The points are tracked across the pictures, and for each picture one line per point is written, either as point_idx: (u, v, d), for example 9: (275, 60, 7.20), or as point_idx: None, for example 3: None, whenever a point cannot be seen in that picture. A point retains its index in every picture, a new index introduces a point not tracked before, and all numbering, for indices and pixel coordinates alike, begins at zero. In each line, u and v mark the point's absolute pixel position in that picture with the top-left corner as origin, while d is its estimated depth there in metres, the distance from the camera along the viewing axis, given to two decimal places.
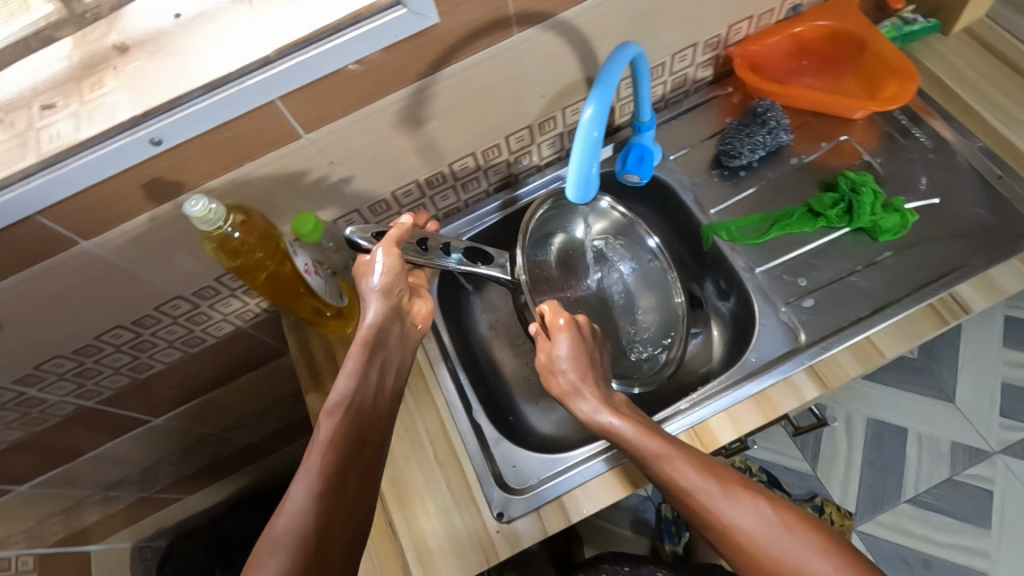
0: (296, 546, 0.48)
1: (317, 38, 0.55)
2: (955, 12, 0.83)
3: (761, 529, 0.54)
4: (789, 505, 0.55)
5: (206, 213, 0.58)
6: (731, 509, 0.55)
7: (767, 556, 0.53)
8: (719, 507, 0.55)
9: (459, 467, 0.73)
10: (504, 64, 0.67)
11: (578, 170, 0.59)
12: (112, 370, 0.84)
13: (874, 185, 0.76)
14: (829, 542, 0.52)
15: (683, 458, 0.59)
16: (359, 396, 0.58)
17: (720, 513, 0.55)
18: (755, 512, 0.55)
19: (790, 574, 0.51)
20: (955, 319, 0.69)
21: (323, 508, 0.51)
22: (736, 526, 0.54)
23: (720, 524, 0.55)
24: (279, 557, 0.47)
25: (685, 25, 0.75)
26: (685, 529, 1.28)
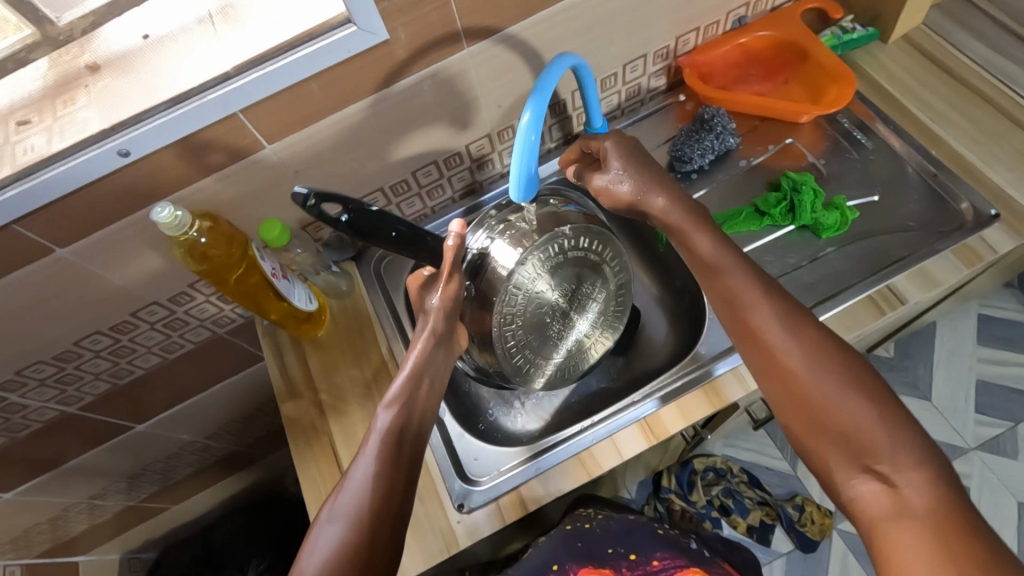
0: (353, 521, 0.57)
1: (274, 55, 0.59)
2: (892, 21, 0.88)
3: (801, 360, 0.55)
4: (845, 352, 0.55)
5: (173, 219, 0.61)
6: (783, 339, 0.57)
7: (820, 392, 0.53)
8: (769, 338, 0.57)
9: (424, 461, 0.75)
10: (457, 77, 0.72)
11: (519, 170, 0.62)
12: (92, 377, 0.88)
13: (813, 185, 0.80)
14: (868, 389, 0.52)
15: (762, 299, 0.60)
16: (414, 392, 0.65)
17: (774, 345, 0.57)
18: (800, 344, 0.56)
19: (823, 405, 0.53)
20: (892, 310, 0.73)
21: (377, 489, 0.59)
22: (780, 349, 0.56)
23: (769, 347, 0.57)
24: (339, 525, 0.56)
25: (632, 37, 0.80)
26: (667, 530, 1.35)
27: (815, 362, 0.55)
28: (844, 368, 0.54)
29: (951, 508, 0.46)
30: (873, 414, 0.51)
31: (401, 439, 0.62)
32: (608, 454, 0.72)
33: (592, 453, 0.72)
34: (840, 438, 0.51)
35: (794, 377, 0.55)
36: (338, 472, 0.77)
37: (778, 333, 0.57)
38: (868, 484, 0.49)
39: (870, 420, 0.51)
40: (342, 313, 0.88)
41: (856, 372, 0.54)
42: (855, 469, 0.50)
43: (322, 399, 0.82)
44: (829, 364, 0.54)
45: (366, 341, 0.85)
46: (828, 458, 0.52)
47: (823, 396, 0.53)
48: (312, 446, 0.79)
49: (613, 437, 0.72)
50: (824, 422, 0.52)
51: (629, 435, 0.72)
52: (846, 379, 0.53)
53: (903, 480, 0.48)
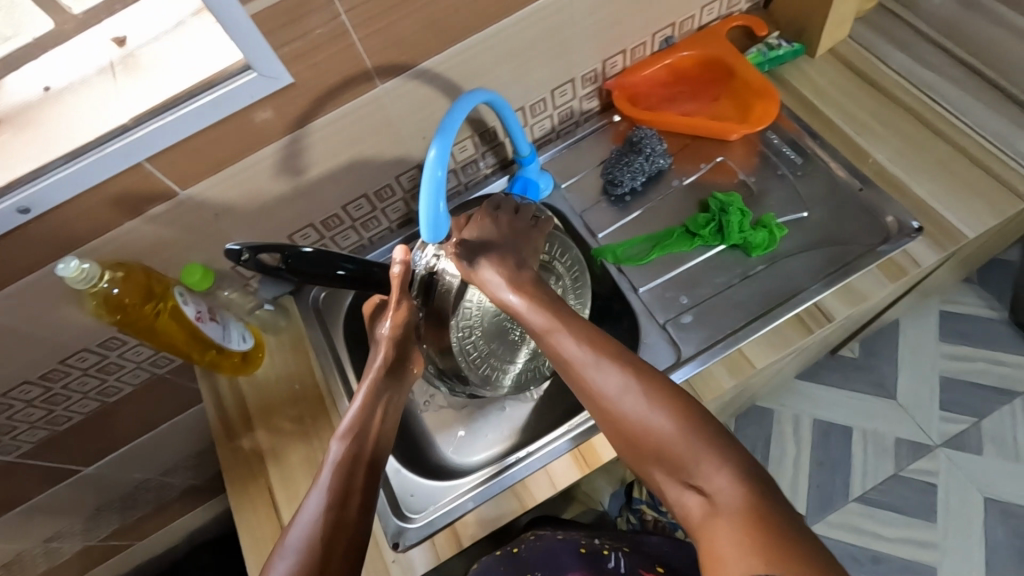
0: (302, 556, 0.53)
1: (174, 104, 0.59)
2: (817, 35, 0.89)
3: (621, 395, 0.56)
4: (660, 376, 0.57)
5: (79, 272, 0.61)
6: (605, 375, 0.57)
7: (631, 412, 0.55)
8: (581, 363, 0.58)
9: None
10: (374, 113, 0.71)
11: (426, 206, 0.62)
12: (28, 425, 0.86)
13: (740, 205, 0.80)
14: (681, 406, 0.55)
15: (571, 334, 0.60)
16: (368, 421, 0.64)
17: (585, 372, 0.58)
18: (622, 374, 0.56)
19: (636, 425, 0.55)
20: (819, 327, 0.74)
21: (327, 521, 0.55)
22: (599, 385, 0.57)
23: (596, 389, 0.57)
24: (289, 560, 0.53)
25: (555, 64, 0.80)
26: None
27: (637, 392, 0.56)
28: (654, 384, 0.56)
29: (762, 503, 0.48)
30: (684, 429, 0.53)
31: (355, 466, 0.60)
32: (542, 485, 0.72)
33: (527, 485, 0.72)
34: (654, 454, 0.54)
35: (608, 400, 0.56)
36: (276, 515, 0.77)
37: (592, 361, 0.58)
38: (690, 496, 0.52)
39: (675, 433, 0.53)
40: (279, 349, 0.87)
41: (660, 387, 0.56)
42: (676, 482, 0.53)
43: (258, 440, 0.81)
44: (639, 384, 0.56)
45: (303, 379, 0.85)
46: (658, 479, 0.54)
47: (640, 426, 0.55)
48: (250, 489, 0.79)
49: (547, 468, 0.72)
50: (641, 439, 0.54)
51: (563, 465, 0.72)
52: (655, 396, 0.55)
53: (715, 485, 0.50)
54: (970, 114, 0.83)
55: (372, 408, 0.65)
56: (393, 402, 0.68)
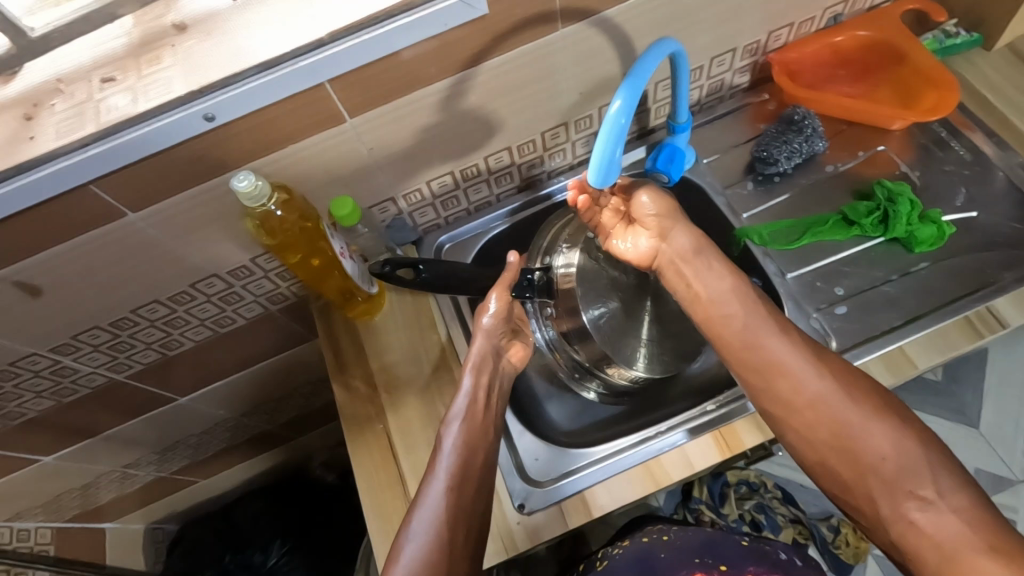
0: (429, 541, 0.60)
1: (370, 23, 0.56)
2: (998, 27, 0.83)
3: (831, 401, 0.62)
4: (868, 391, 0.62)
5: (253, 189, 0.59)
6: (815, 384, 0.63)
7: (850, 420, 0.61)
8: (790, 366, 0.64)
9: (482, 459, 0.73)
10: (546, 58, 0.69)
11: (601, 156, 0.58)
12: (144, 346, 0.86)
13: (911, 196, 0.75)
14: (895, 422, 0.61)
15: (784, 348, 0.65)
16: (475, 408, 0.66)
17: (789, 370, 0.64)
18: (825, 388, 0.62)
19: (845, 432, 0.61)
20: (992, 334, 0.68)
21: (448, 506, 0.61)
22: (804, 385, 0.63)
23: (810, 404, 0.63)
24: (416, 543, 0.60)
25: (724, 28, 0.76)
26: None
27: (845, 398, 0.62)
28: (848, 386, 0.63)
29: (979, 509, 0.56)
30: (906, 443, 0.59)
31: (468, 458, 0.64)
32: (678, 464, 0.69)
33: (661, 461, 0.69)
34: (865, 467, 0.60)
35: (808, 397, 0.63)
36: (392, 463, 0.75)
37: (797, 368, 0.64)
38: (915, 510, 0.57)
39: (896, 446, 0.59)
40: (399, 297, 0.85)
41: (879, 404, 0.62)
42: (909, 500, 0.57)
43: (375, 386, 0.79)
44: (846, 398, 0.62)
45: (422, 330, 0.83)
46: (873, 498, 0.60)
47: (867, 444, 0.60)
48: (366, 433, 0.77)
49: (685, 448, 0.69)
50: (840, 442, 0.61)
51: (701, 446, 0.69)
52: (861, 407, 0.61)
53: (939, 494, 0.56)
54: None
55: (474, 397, 0.67)
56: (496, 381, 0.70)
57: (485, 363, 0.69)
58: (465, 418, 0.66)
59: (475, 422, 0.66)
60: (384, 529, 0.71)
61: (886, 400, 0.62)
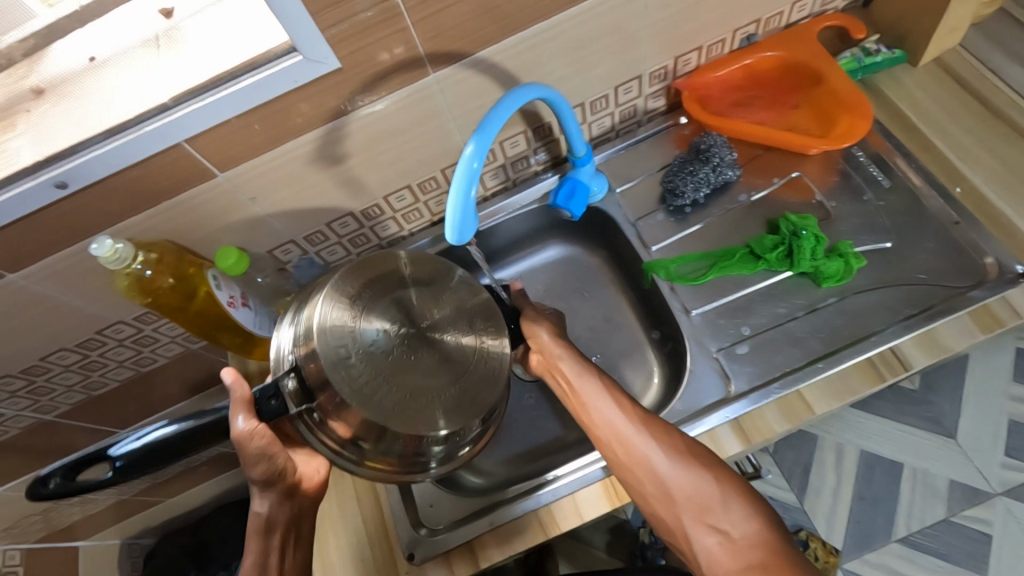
0: None
1: (215, 85, 0.55)
2: (921, 41, 0.78)
3: (628, 439, 0.59)
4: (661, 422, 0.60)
5: (113, 253, 0.60)
6: (603, 409, 0.62)
7: (631, 437, 0.59)
8: (586, 385, 0.64)
9: (355, 540, 0.70)
10: (424, 103, 0.67)
11: (456, 204, 0.55)
12: (65, 389, 0.88)
13: (816, 230, 0.72)
14: (705, 464, 0.56)
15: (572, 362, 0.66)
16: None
17: (594, 404, 0.62)
18: (613, 410, 0.61)
19: (632, 455, 0.58)
20: (894, 377, 0.65)
21: None
22: (598, 415, 0.61)
23: (597, 425, 0.61)
24: None
25: (621, 59, 0.73)
26: (660, 557, 1.24)
27: (637, 426, 0.59)
28: (655, 432, 0.59)
29: (771, 537, 0.51)
30: (693, 468, 0.56)
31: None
32: (568, 514, 0.67)
33: (551, 511, 0.68)
34: (681, 504, 0.54)
35: (598, 421, 0.61)
36: None
37: (594, 402, 0.62)
38: (713, 539, 0.52)
39: (705, 485, 0.54)
40: None
41: (670, 433, 0.59)
42: (701, 526, 0.53)
43: None
44: (659, 442, 0.58)
45: None
46: (686, 539, 0.53)
47: (652, 471, 0.57)
48: None
49: (575, 496, 0.68)
50: (630, 463, 0.58)
51: (591, 495, 0.68)
52: (631, 415, 0.60)
53: (736, 532, 0.51)
54: None
55: (265, 570, 0.55)
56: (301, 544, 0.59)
57: (277, 519, 0.57)
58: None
59: None
60: None
61: (698, 451, 0.57)
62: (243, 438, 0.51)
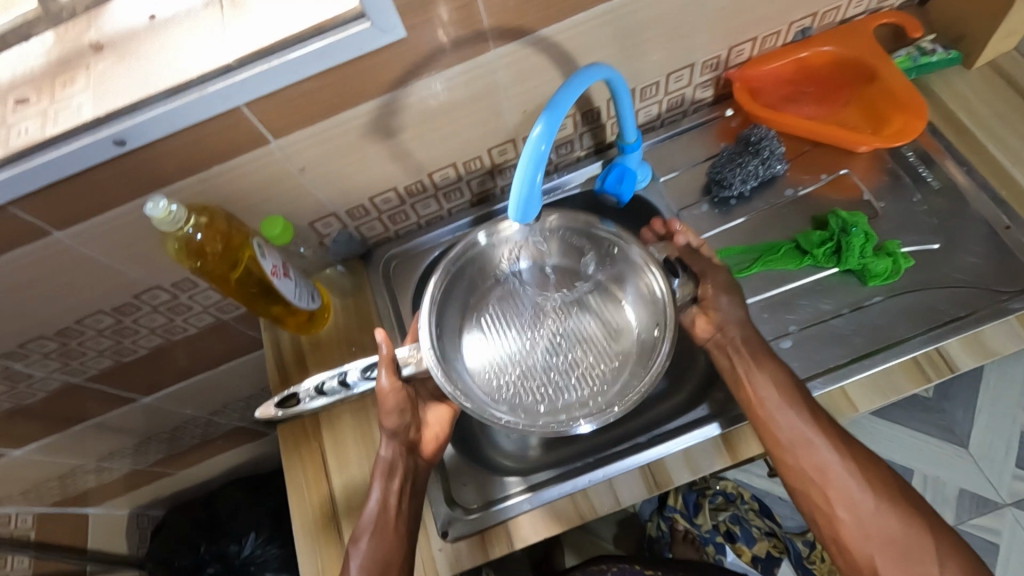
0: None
1: (281, 48, 0.55)
2: (979, 43, 0.77)
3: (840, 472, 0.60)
4: (858, 450, 0.61)
5: (167, 215, 0.59)
6: (795, 422, 0.62)
7: (832, 465, 0.60)
8: (763, 391, 0.63)
9: None
10: (481, 78, 0.66)
11: (522, 187, 0.55)
12: (96, 352, 0.87)
13: (866, 227, 0.72)
14: (903, 502, 0.59)
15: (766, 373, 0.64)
16: (386, 514, 0.64)
17: (791, 418, 0.62)
18: (808, 425, 0.61)
19: (834, 481, 0.60)
20: (939, 377, 0.66)
21: (366, 567, 0.62)
22: (784, 426, 0.62)
23: (800, 445, 0.61)
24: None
25: (679, 45, 0.72)
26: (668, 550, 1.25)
27: (835, 448, 0.61)
28: (860, 462, 0.61)
29: None
30: (898, 509, 0.58)
31: (378, 570, 0.62)
32: (604, 498, 0.67)
33: (587, 495, 0.68)
34: (882, 542, 0.57)
35: (786, 437, 0.61)
36: (325, 483, 0.75)
37: (788, 416, 0.62)
38: None
39: (913, 528, 0.58)
40: (343, 310, 0.85)
41: (871, 466, 0.61)
42: (903, 572, 0.56)
43: None
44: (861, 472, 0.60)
45: (363, 343, 0.82)
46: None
47: (850, 503, 0.59)
48: (301, 450, 0.77)
49: (610, 481, 0.68)
50: (834, 490, 0.60)
51: (628, 480, 0.68)
52: (837, 444, 0.61)
53: None
54: None
55: (385, 505, 0.65)
56: (415, 481, 0.67)
57: (397, 465, 0.66)
58: (375, 530, 0.64)
59: (391, 520, 0.64)
60: (311, 551, 0.72)
61: (898, 490, 0.60)
62: (381, 388, 0.64)
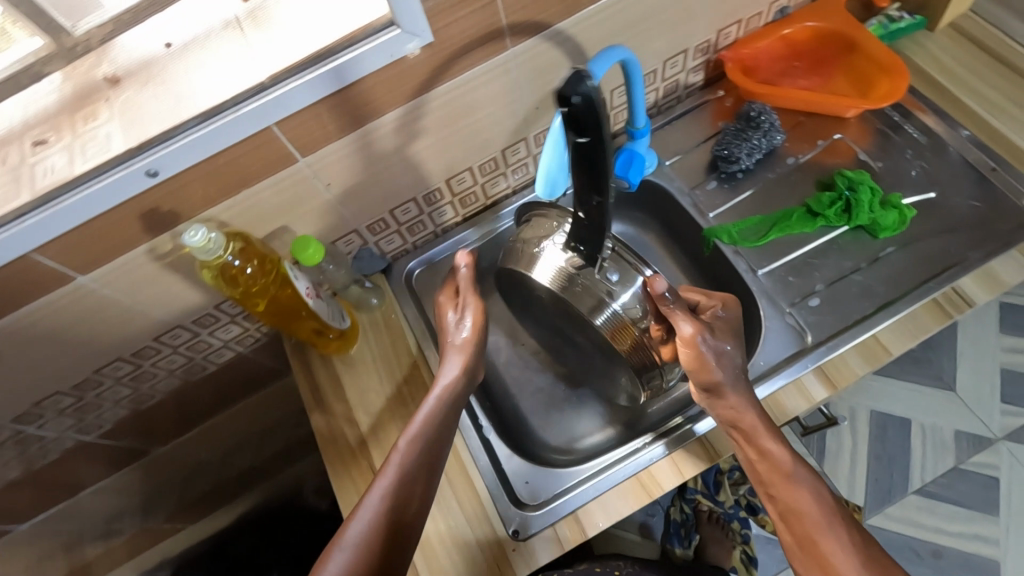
0: (381, 512, 0.59)
1: (312, 62, 0.55)
2: (939, 7, 0.84)
3: (790, 472, 0.62)
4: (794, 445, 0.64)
5: (206, 242, 0.57)
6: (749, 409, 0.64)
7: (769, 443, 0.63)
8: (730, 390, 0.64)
9: (455, 526, 0.69)
10: (500, 78, 0.67)
11: (549, 167, 0.56)
12: (112, 404, 0.83)
13: (870, 183, 0.76)
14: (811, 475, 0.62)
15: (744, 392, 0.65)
16: (432, 438, 0.65)
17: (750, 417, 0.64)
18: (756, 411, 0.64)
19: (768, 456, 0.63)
20: (959, 313, 0.70)
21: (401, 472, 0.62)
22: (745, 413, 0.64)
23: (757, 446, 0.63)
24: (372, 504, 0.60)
25: (678, 31, 0.76)
26: (695, 532, 1.23)
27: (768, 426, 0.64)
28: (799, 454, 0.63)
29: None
30: (806, 483, 0.61)
31: (405, 494, 0.61)
32: (669, 474, 0.68)
33: (651, 473, 0.69)
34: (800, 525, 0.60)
35: (755, 435, 0.63)
36: None
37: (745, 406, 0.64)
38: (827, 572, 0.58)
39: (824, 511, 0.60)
40: (373, 329, 0.83)
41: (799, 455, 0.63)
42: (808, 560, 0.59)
43: (359, 424, 0.78)
44: (794, 456, 0.63)
45: (401, 359, 0.81)
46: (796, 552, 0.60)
47: (773, 464, 0.62)
48: (352, 472, 0.75)
49: (673, 456, 0.69)
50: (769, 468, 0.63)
51: (689, 453, 0.69)
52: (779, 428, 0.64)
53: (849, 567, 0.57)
54: None
55: (433, 428, 0.65)
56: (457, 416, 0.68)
57: (456, 401, 0.68)
58: (417, 455, 0.63)
59: (436, 446, 0.65)
60: None
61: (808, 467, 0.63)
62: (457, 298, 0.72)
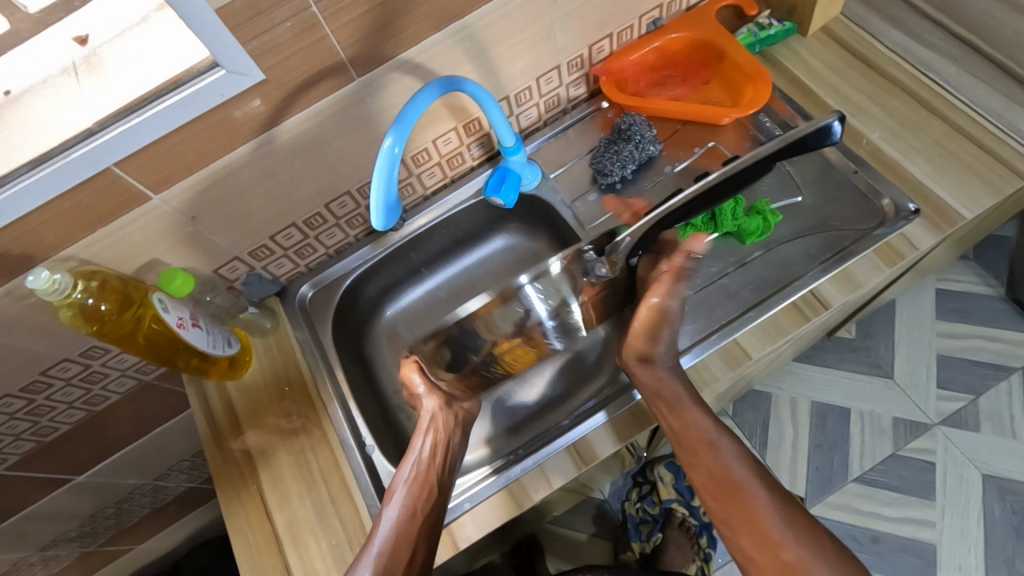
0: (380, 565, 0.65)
1: (141, 106, 0.57)
2: (806, 13, 0.86)
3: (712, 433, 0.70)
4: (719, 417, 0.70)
5: (51, 284, 0.60)
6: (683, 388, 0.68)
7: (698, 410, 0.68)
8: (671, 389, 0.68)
9: (333, 544, 0.72)
10: (355, 107, 0.69)
11: (380, 191, 0.58)
12: (12, 438, 0.85)
13: (733, 193, 0.79)
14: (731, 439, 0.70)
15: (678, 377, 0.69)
16: (417, 497, 0.68)
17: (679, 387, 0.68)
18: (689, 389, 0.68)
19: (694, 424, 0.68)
20: (815, 315, 0.72)
21: (396, 534, 0.66)
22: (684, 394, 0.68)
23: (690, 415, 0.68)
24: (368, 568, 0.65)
25: (541, 49, 0.77)
26: (659, 530, 1.25)
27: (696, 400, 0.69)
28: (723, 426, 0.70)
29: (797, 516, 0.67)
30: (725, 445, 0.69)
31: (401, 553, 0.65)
32: (537, 484, 0.70)
33: (521, 485, 0.71)
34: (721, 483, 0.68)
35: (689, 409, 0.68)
36: (268, 522, 0.75)
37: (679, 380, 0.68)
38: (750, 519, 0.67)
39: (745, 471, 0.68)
40: (265, 353, 0.85)
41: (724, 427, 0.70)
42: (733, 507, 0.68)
43: (251, 450, 0.79)
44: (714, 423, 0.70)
45: (291, 380, 0.83)
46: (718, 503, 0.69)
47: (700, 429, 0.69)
48: (240, 494, 0.77)
49: (542, 465, 0.71)
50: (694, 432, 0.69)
51: (559, 462, 0.71)
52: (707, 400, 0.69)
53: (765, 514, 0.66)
54: (967, 92, 0.81)
55: (413, 486, 0.69)
56: (439, 469, 0.71)
57: (433, 462, 0.71)
58: (407, 520, 0.66)
59: (420, 507, 0.67)
60: None
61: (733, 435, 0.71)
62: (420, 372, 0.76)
